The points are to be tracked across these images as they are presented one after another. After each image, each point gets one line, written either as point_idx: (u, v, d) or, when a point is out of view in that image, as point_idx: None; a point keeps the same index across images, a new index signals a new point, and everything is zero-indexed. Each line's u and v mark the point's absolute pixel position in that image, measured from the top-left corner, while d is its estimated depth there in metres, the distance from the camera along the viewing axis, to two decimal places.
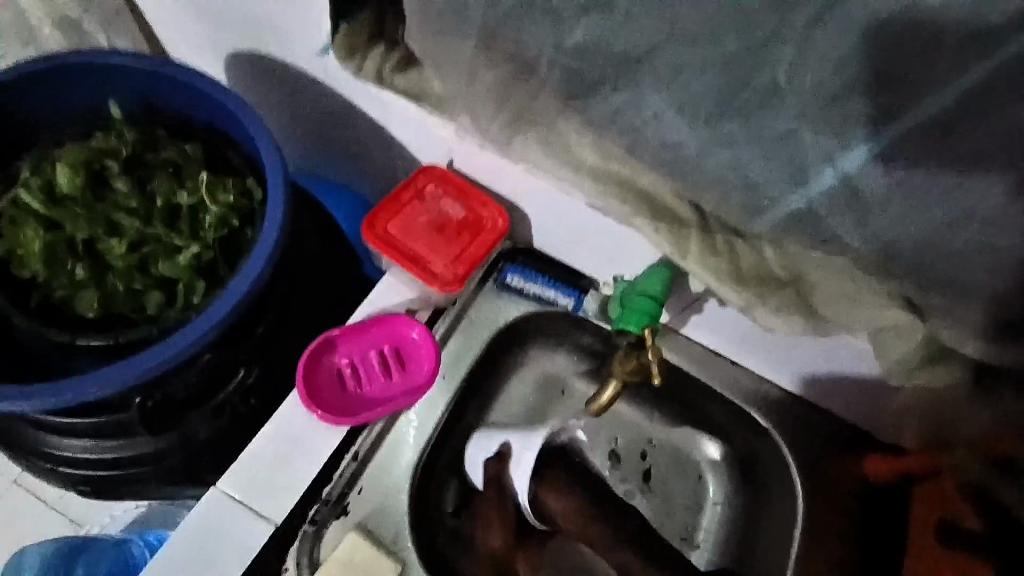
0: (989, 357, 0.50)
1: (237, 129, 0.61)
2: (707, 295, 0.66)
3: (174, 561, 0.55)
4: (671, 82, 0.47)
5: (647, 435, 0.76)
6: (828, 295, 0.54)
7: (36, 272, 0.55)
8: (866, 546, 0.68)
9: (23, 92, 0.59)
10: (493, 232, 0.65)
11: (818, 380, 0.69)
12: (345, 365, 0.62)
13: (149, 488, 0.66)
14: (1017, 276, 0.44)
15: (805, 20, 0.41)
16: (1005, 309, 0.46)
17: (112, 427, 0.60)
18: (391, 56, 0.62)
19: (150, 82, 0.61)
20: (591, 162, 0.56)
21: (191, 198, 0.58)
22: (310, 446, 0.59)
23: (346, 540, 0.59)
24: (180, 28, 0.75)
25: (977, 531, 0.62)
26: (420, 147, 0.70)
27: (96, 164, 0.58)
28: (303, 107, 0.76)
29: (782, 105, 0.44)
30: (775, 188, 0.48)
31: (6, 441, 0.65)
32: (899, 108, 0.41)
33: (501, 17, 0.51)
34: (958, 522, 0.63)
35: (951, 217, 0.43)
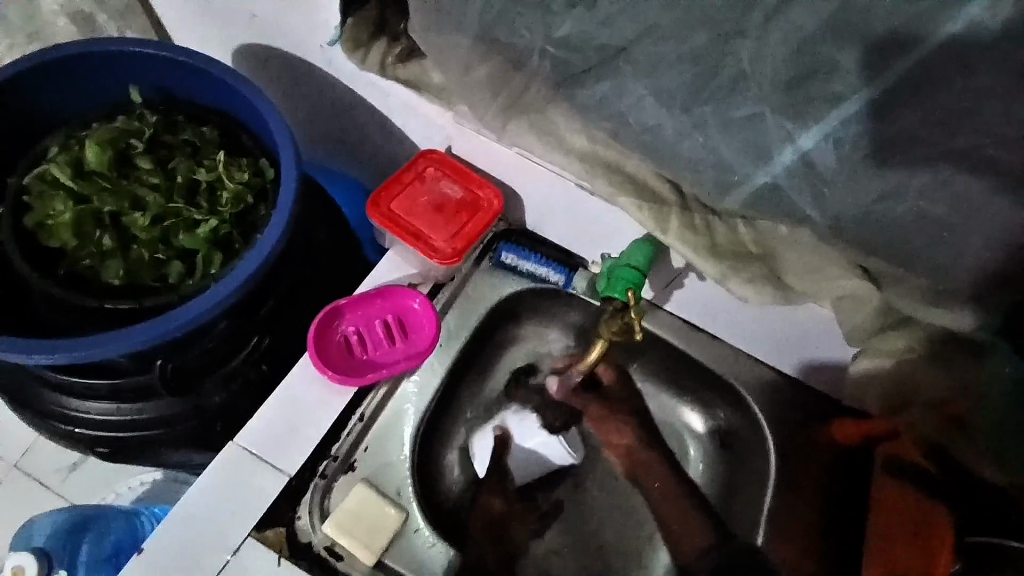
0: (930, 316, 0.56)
1: (252, 115, 0.66)
2: (687, 270, 0.71)
3: (194, 510, 0.59)
4: (649, 71, 0.52)
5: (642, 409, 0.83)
6: (793, 268, 0.60)
7: (66, 241, 0.59)
8: (838, 504, 0.73)
9: (50, 70, 0.63)
10: (489, 211, 0.70)
11: (787, 351, 0.75)
12: (352, 333, 0.67)
13: (164, 451, 0.70)
14: (949, 245, 0.50)
15: (762, 17, 0.46)
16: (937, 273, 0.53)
17: (133, 390, 0.64)
18: (394, 48, 0.66)
19: (169, 68, 0.65)
20: (580, 147, 0.62)
21: (210, 176, 0.62)
22: (318, 407, 0.64)
23: (356, 490, 0.62)
24: (190, 19, 0.80)
25: (931, 473, 0.67)
26: (421, 134, 0.75)
27: (122, 143, 0.63)
28: (308, 97, 0.81)
29: (747, 91, 0.50)
30: (745, 167, 0.53)
31: (25, 406, 0.68)
32: (845, 91, 0.47)
33: (497, 12, 0.56)
34: (915, 465, 0.68)
35: (892, 189, 0.49)
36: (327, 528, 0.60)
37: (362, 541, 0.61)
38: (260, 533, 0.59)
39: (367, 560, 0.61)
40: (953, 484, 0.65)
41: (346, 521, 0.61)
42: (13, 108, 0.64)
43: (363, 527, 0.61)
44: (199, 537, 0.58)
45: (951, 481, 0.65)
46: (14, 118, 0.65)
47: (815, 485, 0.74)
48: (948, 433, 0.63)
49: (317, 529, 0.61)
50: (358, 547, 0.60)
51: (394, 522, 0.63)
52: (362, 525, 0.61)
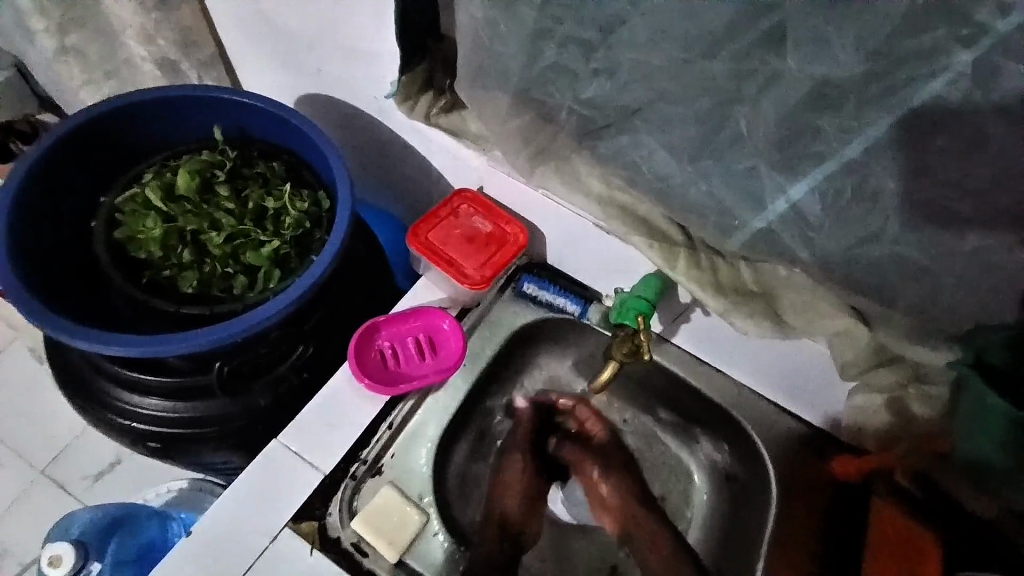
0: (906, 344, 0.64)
1: (314, 154, 0.76)
2: (694, 305, 0.77)
3: (238, 497, 0.65)
4: (661, 129, 0.61)
5: (652, 432, 0.88)
6: (792, 306, 0.66)
7: (152, 253, 0.69)
8: (841, 538, 0.72)
9: (153, 109, 0.75)
10: (515, 244, 0.78)
11: (788, 387, 0.79)
12: (387, 348, 0.74)
13: (208, 449, 0.77)
14: (919, 281, 0.57)
15: (755, 89, 0.54)
16: (914, 310, 0.60)
17: (190, 389, 0.72)
18: (438, 101, 0.77)
19: (248, 113, 0.76)
20: (597, 190, 0.70)
21: (277, 203, 0.72)
22: (355, 413, 0.71)
23: (381, 490, 0.68)
24: (263, 70, 0.92)
25: (913, 493, 0.71)
26: (456, 175, 0.85)
27: (207, 172, 0.73)
28: (358, 138, 0.92)
29: (744, 148, 0.58)
30: (744, 213, 0.62)
31: (86, 398, 0.76)
32: (830, 151, 0.54)
33: (532, 75, 0.66)
34: (899, 484, 0.72)
35: (870, 233, 0.56)
36: (356, 527, 0.66)
37: (386, 539, 0.66)
38: (297, 523, 0.65)
39: (390, 556, 0.66)
40: (933, 504, 0.69)
41: (372, 520, 0.66)
42: (118, 139, 0.76)
43: (388, 527, 0.66)
44: (240, 524, 0.64)
45: (932, 500, 0.69)
46: (116, 146, 0.76)
47: (814, 516, 0.74)
48: (931, 459, 0.67)
49: (345, 526, 0.66)
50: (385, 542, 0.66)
51: (414, 524, 0.68)
52: (387, 524, 0.66)
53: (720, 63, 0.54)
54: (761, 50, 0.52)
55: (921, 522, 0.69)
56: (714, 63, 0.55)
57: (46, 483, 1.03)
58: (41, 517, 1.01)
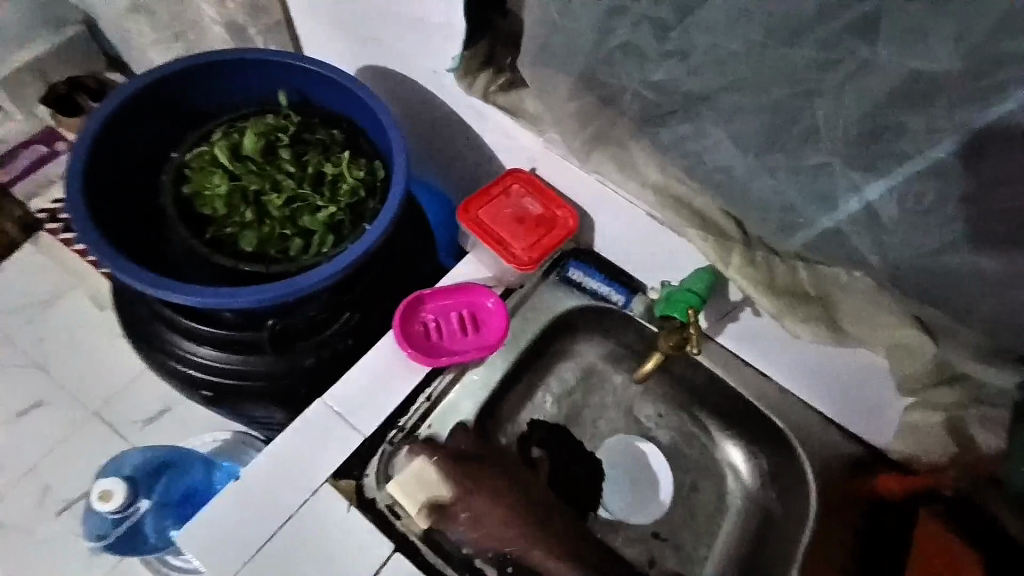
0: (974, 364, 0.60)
1: (374, 124, 0.77)
2: (744, 304, 0.75)
3: (282, 450, 0.68)
4: (729, 118, 0.59)
5: (687, 437, 0.84)
6: (851, 313, 0.63)
7: (216, 209, 0.72)
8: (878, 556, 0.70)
9: (227, 70, 0.77)
10: (564, 228, 0.77)
11: (836, 397, 0.77)
12: (431, 321, 0.75)
13: (254, 403, 0.80)
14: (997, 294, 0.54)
15: (837, 81, 0.52)
16: (988, 328, 0.57)
17: (242, 343, 0.74)
18: (497, 79, 0.76)
19: (314, 80, 0.77)
20: (655, 180, 0.68)
21: (335, 170, 0.74)
22: (397, 381, 0.73)
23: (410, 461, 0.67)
24: (326, 40, 0.93)
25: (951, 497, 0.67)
26: (509, 155, 0.84)
27: (271, 135, 0.75)
28: (414, 112, 0.92)
29: (818, 143, 0.55)
30: (811, 211, 0.59)
31: (147, 344, 0.80)
32: (913, 150, 0.51)
33: (599, 56, 0.64)
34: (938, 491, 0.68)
35: (948, 241, 0.53)
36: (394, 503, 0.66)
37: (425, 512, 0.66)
38: (336, 481, 0.67)
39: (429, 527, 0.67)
40: (972, 513, 0.65)
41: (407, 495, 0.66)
42: (192, 97, 0.79)
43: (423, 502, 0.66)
44: (283, 476, 0.67)
45: (971, 508, 0.65)
46: (190, 103, 0.79)
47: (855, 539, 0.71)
48: (981, 486, 0.64)
49: (380, 488, 0.68)
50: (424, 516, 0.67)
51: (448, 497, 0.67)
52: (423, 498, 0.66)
53: (804, 49, 0.52)
54: (850, 39, 0.49)
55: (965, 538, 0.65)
56: (797, 50, 0.52)
57: (100, 422, 1.09)
58: (92, 453, 1.06)
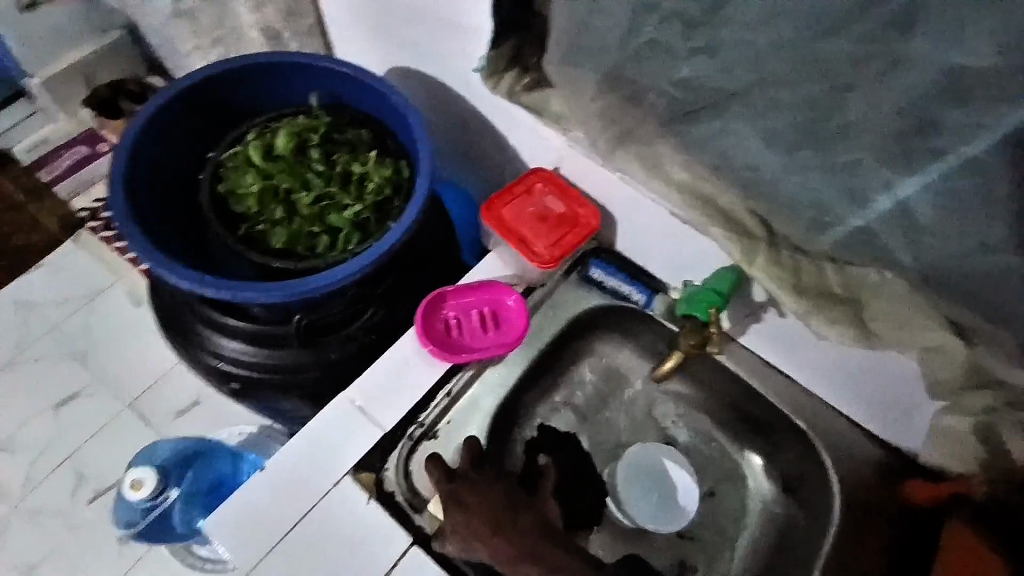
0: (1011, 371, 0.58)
1: (401, 124, 0.79)
2: (768, 305, 0.74)
3: (307, 442, 0.70)
4: (757, 115, 0.59)
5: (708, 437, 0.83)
6: (881, 315, 0.62)
7: (249, 207, 0.74)
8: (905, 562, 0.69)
9: (262, 72, 0.80)
10: (587, 228, 0.78)
11: (863, 401, 0.75)
12: (452, 318, 0.77)
13: (281, 395, 0.82)
14: None
15: (871, 77, 0.51)
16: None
17: (271, 336, 0.77)
18: (523, 78, 0.76)
19: (344, 82, 0.79)
20: (679, 178, 0.67)
21: (363, 169, 0.76)
22: (419, 376, 0.74)
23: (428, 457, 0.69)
24: (356, 41, 0.95)
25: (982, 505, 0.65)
26: (533, 153, 0.85)
27: (302, 135, 0.78)
28: (440, 113, 0.94)
29: (849, 140, 0.54)
30: (840, 210, 0.58)
31: (181, 336, 0.83)
32: (949, 147, 0.50)
33: (626, 54, 0.65)
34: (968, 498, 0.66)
35: (984, 241, 0.52)
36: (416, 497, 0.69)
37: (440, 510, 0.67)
38: (357, 473, 0.69)
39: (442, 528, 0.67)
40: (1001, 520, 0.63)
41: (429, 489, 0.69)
42: (229, 98, 0.81)
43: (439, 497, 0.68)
44: (307, 467, 0.69)
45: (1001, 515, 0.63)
46: (227, 104, 0.82)
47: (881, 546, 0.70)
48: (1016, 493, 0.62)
49: (400, 482, 0.70)
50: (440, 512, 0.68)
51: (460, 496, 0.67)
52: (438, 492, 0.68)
53: (837, 43, 0.51)
54: (885, 32, 0.48)
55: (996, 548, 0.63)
56: (830, 44, 0.51)
57: (135, 412, 1.13)
58: (128, 441, 1.11)
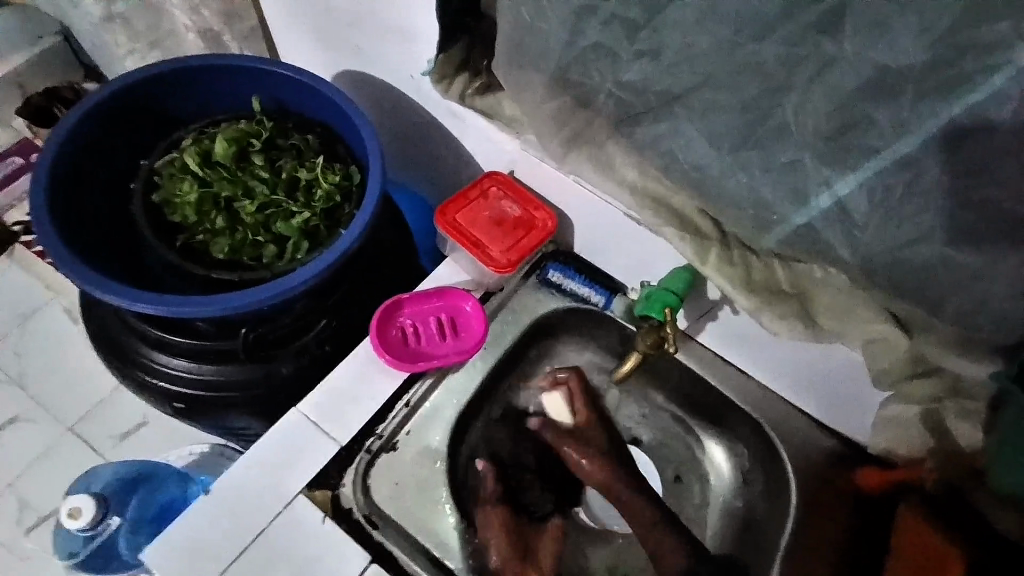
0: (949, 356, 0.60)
1: (349, 128, 0.76)
2: (723, 302, 0.75)
3: (256, 461, 0.67)
4: (702, 116, 0.59)
5: (671, 438, 0.84)
6: (828, 307, 0.64)
7: (186, 217, 0.70)
8: (861, 551, 0.71)
9: (198, 76, 0.76)
10: (543, 230, 0.77)
11: (817, 393, 0.76)
12: (409, 326, 0.74)
13: (229, 414, 0.78)
14: (965, 286, 0.54)
15: (806, 77, 0.52)
16: (961, 320, 0.57)
17: (216, 353, 0.73)
18: (474, 82, 0.76)
19: (287, 85, 0.77)
20: (631, 179, 0.68)
21: (309, 175, 0.73)
22: (374, 387, 0.72)
23: (573, 371, 0.83)
24: (302, 45, 0.93)
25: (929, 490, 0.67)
26: (488, 157, 0.84)
27: (243, 141, 0.74)
28: (392, 117, 0.92)
29: (790, 140, 0.55)
30: (784, 208, 0.59)
31: (117, 356, 0.78)
32: (881, 144, 0.51)
33: (572, 57, 0.65)
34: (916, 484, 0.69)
35: (918, 235, 0.54)
36: (546, 400, 0.82)
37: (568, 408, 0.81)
38: (310, 493, 0.66)
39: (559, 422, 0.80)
40: (946, 504, 0.66)
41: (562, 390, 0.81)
42: (163, 102, 0.77)
43: (576, 403, 0.81)
44: (256, 488, 0.66)
45: (947, 499, 0.66)
46: (161, 109, 0.78)
47: (840, 536, 0.72)
48: (966, 477, 0.64)
49: (357, 497, 0.67)
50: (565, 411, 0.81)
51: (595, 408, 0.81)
52: (578, 398, 0.81)
53: (773, 45, 0.52)
54: (817, 34, 0.50)
55: (944, 531, 0.65)
56: (767, 46, 0.52)
57: (76, 437, 1.06)
58: (68, 468, 1.04)
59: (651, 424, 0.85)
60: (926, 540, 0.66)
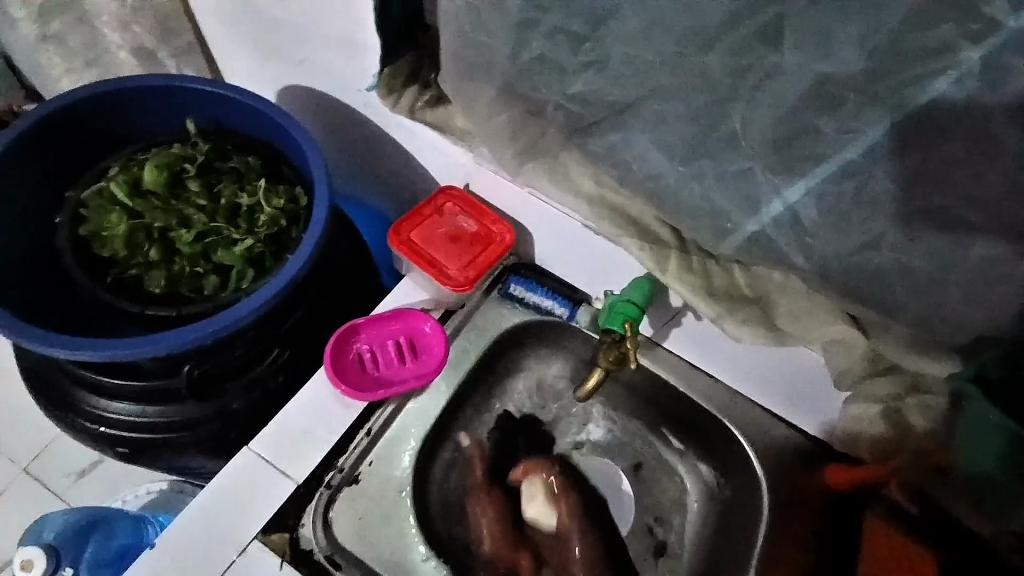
0: (906, 357, 0.60)
1: (292, 148, 0.73)
2: (685, 308, 0.75)
3: (205, 508, 0.63)
4: (653, 126, 0.58)
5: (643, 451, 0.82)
6: (787, 311, 0.64)
7: (117, 250, 0.66)
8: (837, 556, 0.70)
9: (126, 99, 0.72)
10: (501, 245, 0.75)
11: (784, 395, 0.76)
12: (366, 351, 0.72)
13: (179, 455, 0.74)
14: (915, 288, 0.55)
15: (751, 87, 0.51)
16: (914, 321, 0.57)
17: (158, 393, 0.69)
18: (424, 94, 0.74)
19: (223, 105, 0.73)
20: (587, 190, 0.67)
21: (251, 200, 0.69)
22: (331, 419, 0.68)
23: (548, 462, 0.77)
24: (243, 62, 0.89)
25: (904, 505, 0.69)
26: (441, 171, 0.81)
27: (177, 166, 0.70)
28: (342, 133, 0.89)
29: (740, 149, 0.55)
30: (738, 216, 0.59)
31: (53, 402, 0.73)
32: (829, 152, 0.51)
33: (519, 69, 0.63)
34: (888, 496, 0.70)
35: (869, 240, 0.54)
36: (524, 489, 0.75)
37: (553, 510, 0.74)
38: (267, 536, 0.63)
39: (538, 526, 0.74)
40: (930, 522, 0.67)
41: (543, 485, 0.75)
42: (89, 129, 0.73)
43: (559, 502, 0.75)
44: (207, 536, 0.62)
45: (926, 513, 0.68)
46: (87, 136, 0.73)
47: (814, 540, 0.71)
48: (924, 476, 0.65)
49: (317, 536, 0.64)
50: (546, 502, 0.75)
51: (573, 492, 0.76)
52: (559, 493, 0.75)
53: (717, 55, 0.51)
54: (760, 44, 0.49)
55: (919, 542, 0.67)
56: (710, 56, 0.51)
57: (25, 482, 0.99)
58: (15, 516, 0.97)
59: (621, 434, 0.83)
60: (886, 542, 0.69)
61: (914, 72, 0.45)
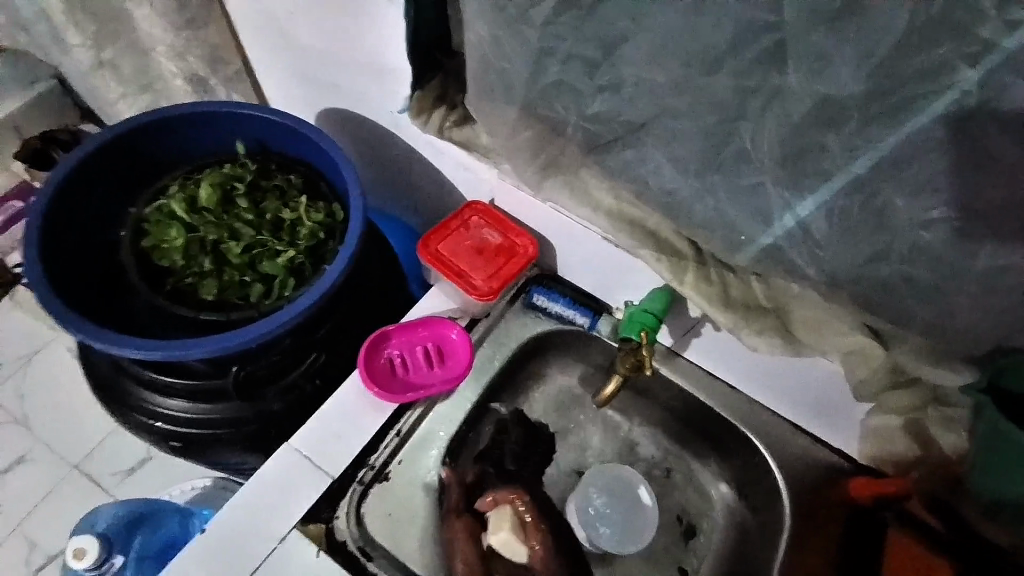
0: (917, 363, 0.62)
1: (330, 167, 0.79)
2: (704, 318, 0.77)
3: (247, 500, 0.68)
4: (666, 144, 0.61)
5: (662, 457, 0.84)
6: (803, 322, 0.66)
7: (175, 261, 0.73)
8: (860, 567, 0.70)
9: (184, 124, 0.79)
10: (523, 257, 0.79)
11: (802, 405, 0.77)
12: (396, 356, 0.76)
13: (223, 451, 0.80)
14: (925, 298, 0.56)
15: (759, 106, 0.53)
16: (927, 330, 0.58)
17: (207, 392, 0.75)
18: (452, 115, 0.79)
19: (269, 129, 0.79)
20: (606, 204, 0.71)
21: (293, 215, 0.76)
22: (363, 419, 0.73)
23: (517, 492, 0.76)
24: (286, 87, 0.96)
25: (934, 527, 0.68)
26: (468, 186, 0.86)
27: (228, 185, 0.77)
28: (376, 150, 0.94)
29: (750, 164, 0.57)
30: (751, 229, 0.61)
31: (112, 399, 0.79)
32: (836, 167, 0.53)
33: (539, 91, 0.67)
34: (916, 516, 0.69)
35: (879, 251, 0.55)
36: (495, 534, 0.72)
37: (520, 542, 0.72)
38: (304, 527, 0.67)
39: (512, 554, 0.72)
40: (960, 545, 0.66)
41: (512, 514, 0.74)
42: (152, 151, 0.80)
43: (525, 532, 0.73)
44: (250, 525, 0.67)
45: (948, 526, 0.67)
46: (150, 157, 0.81)
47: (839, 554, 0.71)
48: (946, 487, 0.66)
49: (351, 529, 0.68)
50: (519, 545, 0.72)
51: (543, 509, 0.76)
52: (529, 520, 0.74)
53: (725, 77, 0.54)
54: (766, 67, 0.51)
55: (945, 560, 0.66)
56: (718, 77, 0.54)
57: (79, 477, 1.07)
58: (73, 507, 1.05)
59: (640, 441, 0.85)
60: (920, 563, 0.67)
61: (916, 90, 0.46)
